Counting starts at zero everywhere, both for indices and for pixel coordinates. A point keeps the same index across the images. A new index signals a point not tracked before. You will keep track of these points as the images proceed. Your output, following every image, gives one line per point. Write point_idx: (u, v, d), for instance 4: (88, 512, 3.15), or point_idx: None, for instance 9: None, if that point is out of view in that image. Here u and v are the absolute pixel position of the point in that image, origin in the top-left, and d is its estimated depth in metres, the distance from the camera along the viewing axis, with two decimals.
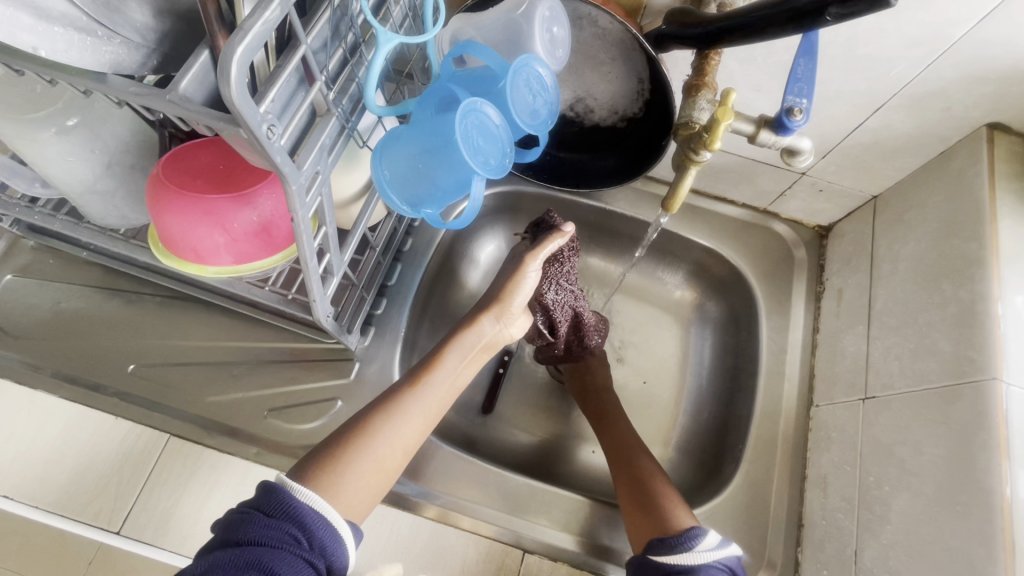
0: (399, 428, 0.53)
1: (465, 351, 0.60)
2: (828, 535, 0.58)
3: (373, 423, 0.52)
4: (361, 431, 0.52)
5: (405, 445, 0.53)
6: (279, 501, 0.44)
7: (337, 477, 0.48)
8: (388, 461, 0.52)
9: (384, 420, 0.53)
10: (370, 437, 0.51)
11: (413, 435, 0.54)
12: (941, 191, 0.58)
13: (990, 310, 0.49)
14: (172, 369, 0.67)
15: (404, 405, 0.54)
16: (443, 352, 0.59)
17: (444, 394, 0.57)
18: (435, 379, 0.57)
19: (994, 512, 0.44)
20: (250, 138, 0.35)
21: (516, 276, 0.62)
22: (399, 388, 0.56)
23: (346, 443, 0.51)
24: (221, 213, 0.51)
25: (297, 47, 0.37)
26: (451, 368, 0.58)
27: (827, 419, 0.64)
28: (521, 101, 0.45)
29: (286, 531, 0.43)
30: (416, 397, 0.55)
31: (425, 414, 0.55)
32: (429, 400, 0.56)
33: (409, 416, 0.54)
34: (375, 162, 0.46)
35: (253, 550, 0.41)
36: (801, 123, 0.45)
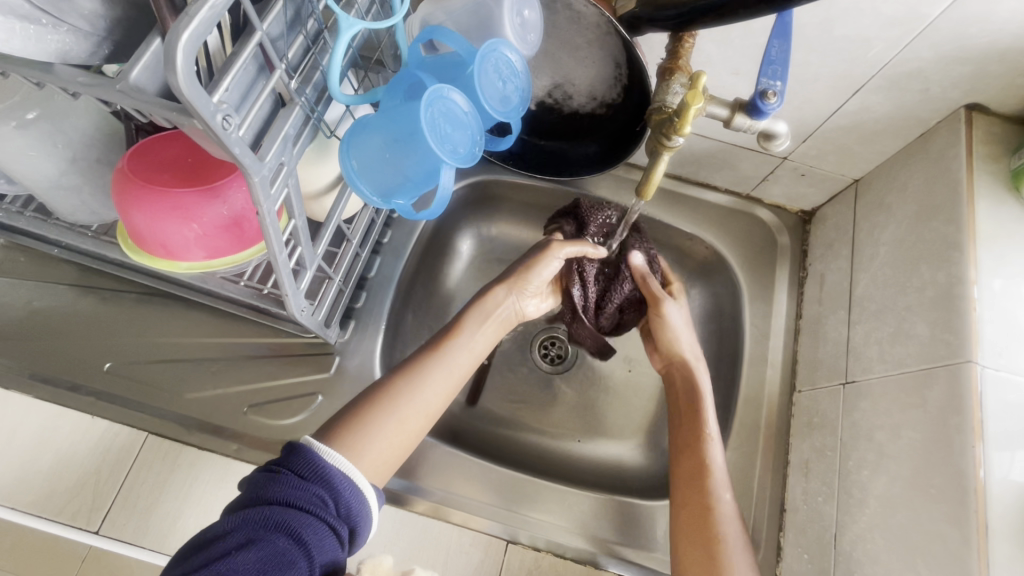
0: (425, 394, 0.56)
1: (484, 318, 0.64)
2: (809, 519, 0.58)
3: (398, 384, 0.55)
4: (388, 390, 0.55)
5: (430, 410, 0.56)
6: (309, 462, 0.45)
7: (363, 433, 0.51)
8: (413, 423, 0.54)
9: (409, 383, 0.56)
10: (398, 398, 0.54)
11: (438, 401, 0.56)
12: (920, 173, 0.57)
13: (968, 294, 0.49)
14: (149, 366, 0.66)
15: (427, 368, 0.57)
16: (462, 321, 0.63)
17: (466, 360, 0.60)
18: (458, 344, 0.61)
19: (968, 494, 0.44)
20: (205, 128, 0.34)
21: (540, 258, 0.66)
22: (422, 354, 0.59)
23: (374, 401, 0.54)
24: (189, 208, 0.50)
25: (253, 33, 0.36)
26: (471, 335, 0.62)
27: (809, 404, 0.64)
28: (490, 87, 0.44)
29: (314, 493, 0.43)
30: (441, 362, 0.59)
31: (451, 378, 0.58)
32: (453, 364, 0.59)
33: (434, 379, 0.57)
34: (343, 152, 0.45)
35: (280, 511, 0.41)
36: (775, 107, 0.44)
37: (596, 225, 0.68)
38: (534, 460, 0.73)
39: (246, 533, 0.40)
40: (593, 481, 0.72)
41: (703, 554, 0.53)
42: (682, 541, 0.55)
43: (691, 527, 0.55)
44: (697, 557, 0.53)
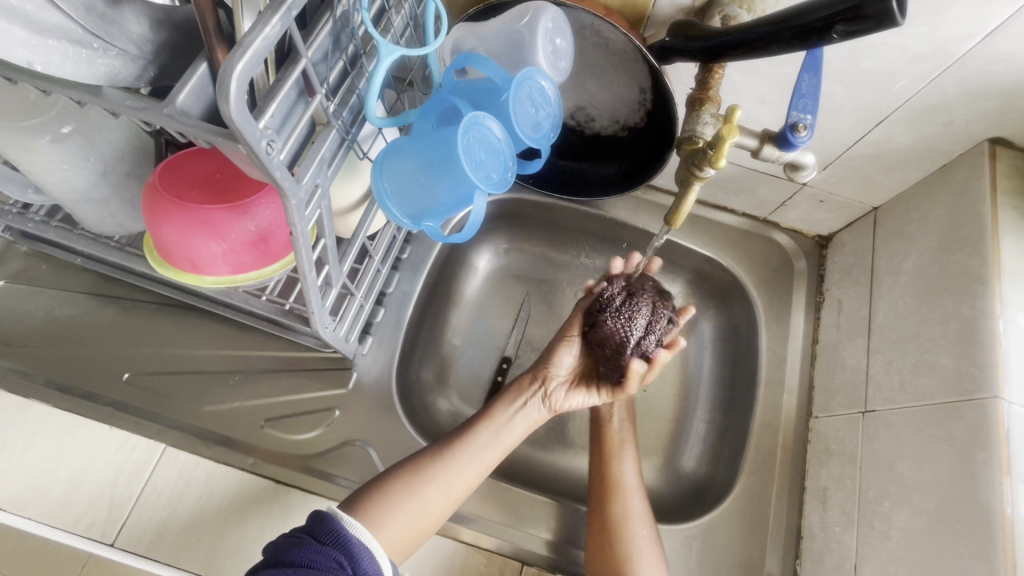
0: (451, 478, 0.57)
1: (514, 405, 0.64)
2: (827, 548, 0.58)
3: (427, 464, 0.58)
4: (416, 473, 0.57)
5: (454, 496, 0.57)
6: (329, 529, 0.48)
7: (386, 510, 0.53)
8: (436, 507, 0.56)
9: (437, 469, 0.57)
10: (426, 481, 0.56)
11: (462, 489, 0.57)
12: (942, 205, 0.58)
13: (992, 327, 0.49)
14: (167, 377, 0.66)
15: (455, 454, 0.59)
16: (493, 406, 0.64)
17: (492, 452, 0.61)
18: (489, 429, 0.62)
19: (996, 531, 0.44)
20: (249, 154, 0.34)
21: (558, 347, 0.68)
22: (453, 440, 0.61)
23: (401, 479, 0.56)
24: (219, 224, 0.51)
25: (297, 61, 0.36)
26: (501, 422, 0.63)
27: (826, 431, 0.64)
28: (523, 114, 0.45)
29: (332, 556, 0.46)
30: (468, 446, 0.60)
31: (474, 467, 0.59)
32: (478, 453, 0.60)
33: (459, 465, 0.58)
34: (375, 174, 0.46)
35: (302, 571, 0.44)
36: (806, 139, 0.44)
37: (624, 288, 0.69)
38: (548, 481, 0.73)
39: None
40: None
41: (606, 539, 0.59)
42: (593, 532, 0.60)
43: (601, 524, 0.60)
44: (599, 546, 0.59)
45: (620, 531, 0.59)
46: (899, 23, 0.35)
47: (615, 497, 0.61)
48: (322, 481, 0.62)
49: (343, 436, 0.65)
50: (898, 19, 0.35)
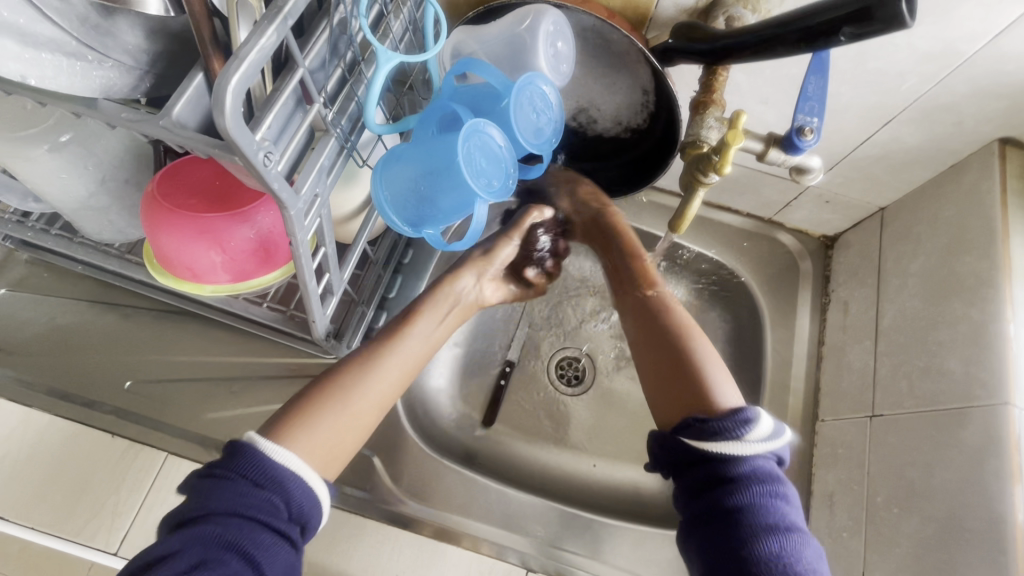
0: (377, 379, 0.51)
1: (443, 309, 0.60)
2: (834, 554, 0.57)
3: (348, 371, 0.50)
4: (337, 381, 0.49)
5: (384, 401, 0.51)
6: (255, 464, 0.40)
7: (307, 419, 0.46)
8: (365, 416, 0.49)
9: (358, 370, 0.51)
10: (348, 388, 0.49)
11: (392, 390, 0.52)
12: (951, 206, 0.57)
13: (1002, 331, 0.48)
14: (169, 385, 0.66)
15: (380, 357, 0.53)
16: (419, 310, 0.58)
17: (421, 348, 0.56)
18: (413, 333, 0.56)
19: (1007, 540, 0.43)
20: (246, 165, 0.34)
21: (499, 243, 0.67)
22: (378, 342, 0.54)
23: (320, 391, 0.48)
24: (218, 232, 0.50)
25: (294, 70, 0.36)
26: (428, 328, 0.57)
27: (832, 435, 0.63)
28: (524, 120, 0.44)
29: (264, 500, 0.39)
30: (395, 349, 0.54)
31: (403, 367, 0.54)
32: (407, 352, 0.55)
33: (386, 368, 0.52)
34: (374, 182, 0.45)
35: (229, 526, 0.38)
36: (812, 143, 0.44)
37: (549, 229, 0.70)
38: (552, 485, 0.73)
39: (196, 553, 0.37)
40: (610, 508, 0.71)
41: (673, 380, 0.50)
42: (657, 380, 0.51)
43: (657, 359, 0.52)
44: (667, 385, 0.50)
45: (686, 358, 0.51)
46: (908, 25, 0.35)
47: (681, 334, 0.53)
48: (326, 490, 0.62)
49: None
50: (905, 22, 0.35)
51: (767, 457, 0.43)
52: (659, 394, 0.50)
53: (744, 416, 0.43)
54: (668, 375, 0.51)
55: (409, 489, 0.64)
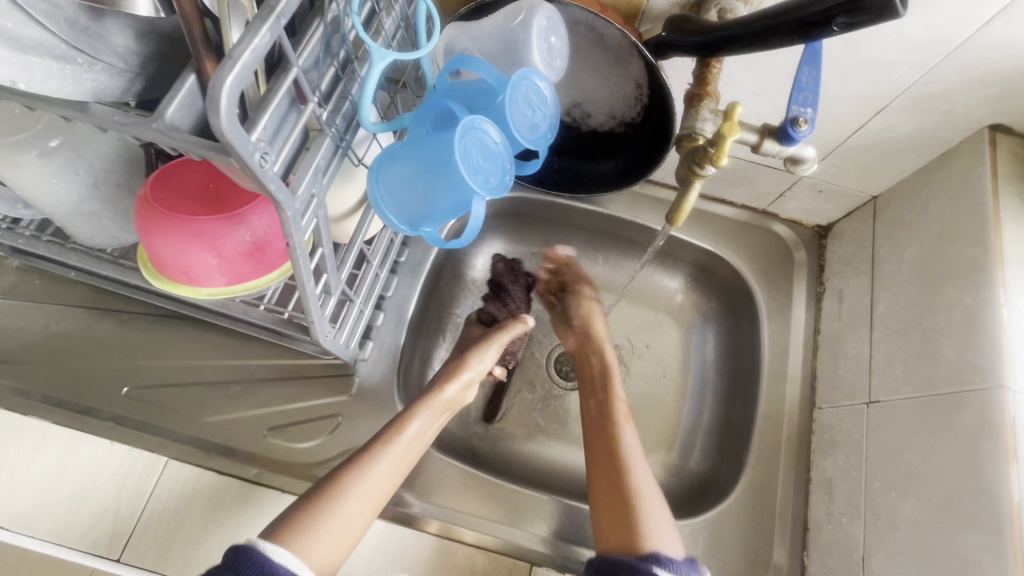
0: (370, 486, 0.54)
1: (434, 412, 0.62)
2: (834, 539, 0.58)
3: (344, 476, 0.54)
4: (333, 488, 0.53)
5: (376, 504, 0.54)
6: (251, 562, 0.46)
7: (304, 532, 0.50)
8: (358, 519, 0.53)
9: (352, 476, 0.54)
10: (339, 497, 0.52)
11: (384, 493, 0.55)
12: (943, 193, 0.57)
13: (996, 316, 0.49)
14: (167, 389, 0.66)
15: (374, 463, 0.55)
16: (414, 410, 0.61)
17: (413, 452, 0.59)
18: (405, 437, 0.58)
19: (1004, 521, 0.43)
20: (242, 167, 0.34)
21: (478, 347, 0.68)
22: (372, 443, 0.57)
23: (320, 497, 0.52)
24: (214, 235, 0.50)
25: (288, 70, 0.36)
26: (418, 429, 0.60)
27: (830, 422, 0.64)
28: (520, 115, 0.44)
29: None
30: (389, 452, 0.57)
31: (394, 471, 0.56)
32: (399, 458, 0.57)
33: (379, 473, 0.55)
34: (371, 181, 0.45)
35: None
36: (807, 134, 0.44)
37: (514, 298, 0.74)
38: (554, 480, 0.73)
39: None
40: None
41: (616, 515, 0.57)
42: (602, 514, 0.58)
43: (602, 470, 0.61)
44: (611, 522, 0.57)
45: (624, 483, 0.59)
46: (899, 14, 0.35)
47: (617, 453, 0.62)
48: None
49: (347, 443, 0.65)
50: (898, 11, 0.35)
51: None
52: (600, 505, 0.59)
53: (665, 561, 0.52)
54: (608, 496, 0.59)
55: (411, 487, 0.64)
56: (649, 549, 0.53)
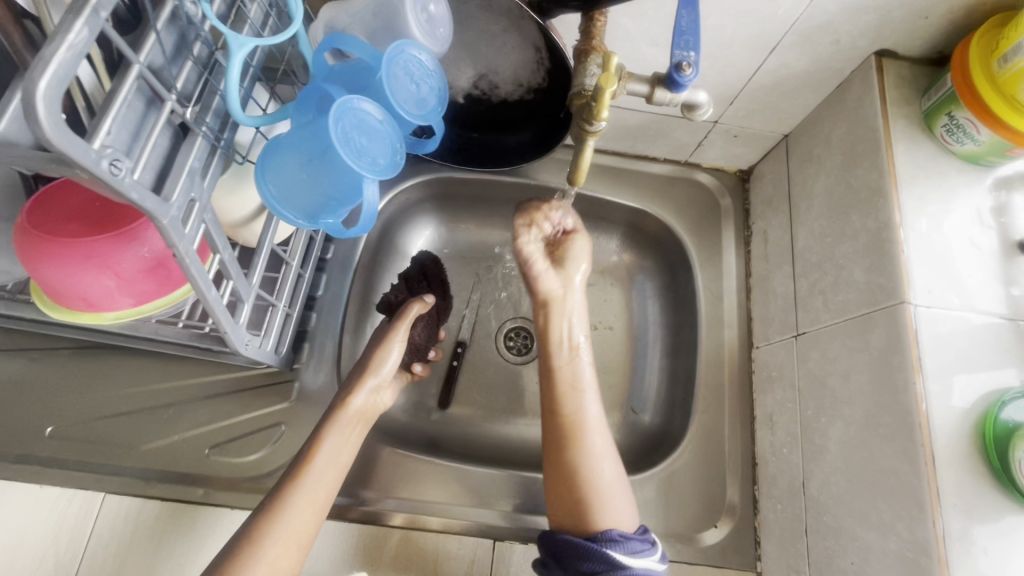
0: (290, 524, 0.52)
1: (344, 429, 0.59)
2: (779, 470, 0.61)
3: (259, 522, 0.52)
4: (249, 537, 0.51)
5: (301, 538, 0.53)
6: None
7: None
8: (284, 559, 0.51)
9: (267, 521, 0.52)
10: (256, 546, 0.51)
11: (306, 526, 0.53)
12: (842, 123, 0.59)
13: (895, 237, 0.49)
14: (96, 423, 0.63)
15: (288, 501, 0.53)
16: (320, 436, 0.58)
17: (330, 478, 0.56)
18: (315, 466, 0.56)
19: (914, 430, 0.44)
20: (92, 179, 0.31)
21: (382, 347, 0.64)
22: (284, 480, 0.55)
23: (239, 550, 0.51)
24: (104, 256, 0.47)
25: (130, 69, 0.33)
26: (329, 451, 0.57)
27: (766, 359, 0.66)
28: (402, 91, 0.42)
29: None
30: (301, 487, 0.54)
31: (313, 503, 0.54)
32: (313, 490, 0.55)
33: (295, 508, 0.53)
34: (258, 177, 0.42)
35: None
36: (692, 77, 0.43)
37: (422, 286, 0.69)
38: (514, 454, 0.74)
39: None
40: None
41: (574, 495, 0.57)
42: (555, 492, 0.58)
43: (558, 451, 0.59)
44: (561, 502, 0.57)
45: (580, 468, 0.58)
46: None
47: (578, 441, 0.59)
48: None
49: (291, 451, 0.63)
50: None
51: (637, 542, 0.54)
52: (553, 486, 0.59)
53: (618, 543, 0.53)
54: (562, 481, 0.58)
55: (363, 483, 0.63)
56: (601, 530, 0.55)
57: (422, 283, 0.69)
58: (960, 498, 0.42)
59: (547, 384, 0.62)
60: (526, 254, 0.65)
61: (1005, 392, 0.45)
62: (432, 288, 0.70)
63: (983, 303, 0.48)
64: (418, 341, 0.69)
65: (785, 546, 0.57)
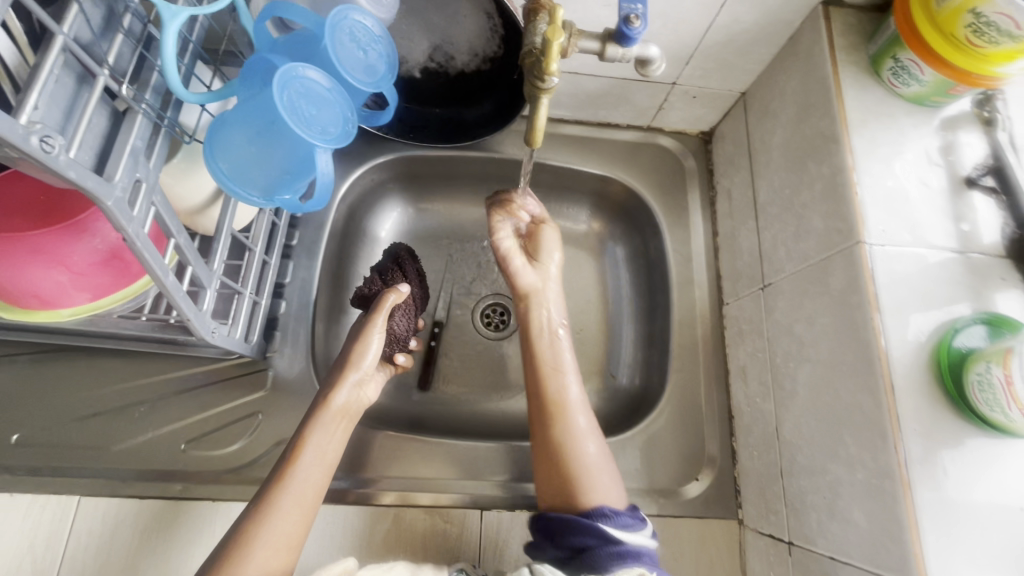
0: (278, 526, 0.50)
1: (328, 426, 0.57)
2: (754, 419, 0.62)
3: (246, 527, 0.50)
4: (235, 544, 0.48)
5: (291, 541, 0.51)
6: None
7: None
8: (275, 562, 0.49)
9: (252, 525, 0.50)
10: (244, 555, 0.48)
11: (296, 527, 0.51)
12: (794, 75, 0.59)
13: (849, 181, 0.51)
14: (64, 428, 0.61)
15: (275, 503, 0.51)
16: (305, 434, 0.56)
17: (317, 477, 0.55)
18: (301, 466, 0.54)
19: (875, 363, 0.46)
20: (25, 156, 0.30)
21: (361, 339, 0.62)
22: (269, 483, 0.53)
23: (225, 557, 0.48)
24: (53, 249, 0.45)
25: (54, 40, 0.31)
26: (315, 448, 0.55)
27: (736, 314, 0.68)
28: (349, 57, 0.41)
29: None
30: (288, 487, 0.52)
31: (301, 502, 0.52)
32: (300, 490, 0.53)
33: (283, 510, 0.51)
34: (206, 156, 0.41)
35: None
36: (641, 30, 0.43)
37: (396, 274, 0.68)
38: (497, 427, 0.74)
39: None
40: None
41: (560, 479, 0.56)
42: (543, 476, 0.57)
43: (545, 441, 0.58)
44: (553, 486, 0.56)
45: (567, 452, 0.57)
46: None
47: (558, 421, 0.59)
48: (257, 487, 0.60)
49: (270, 439, 0.63)
50: None
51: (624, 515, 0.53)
52: (542, 472, 0.58)
53: (608, 517, 0.52)
54: (548, 463, 0.58)
55: (348, 466, 0.63)
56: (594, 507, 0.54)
57: (394, 274, 0.68)
58: (920, 424, 0.44)
59: (535, 375, 0.62)
60: (503, 250, 0.69)
61: (958, 320, 0.47)
62: (408, 276, 0.69)
63: (935, 238, 0.49)
64: (395, 334, 0.66)
65: (763, 491, 0.59)
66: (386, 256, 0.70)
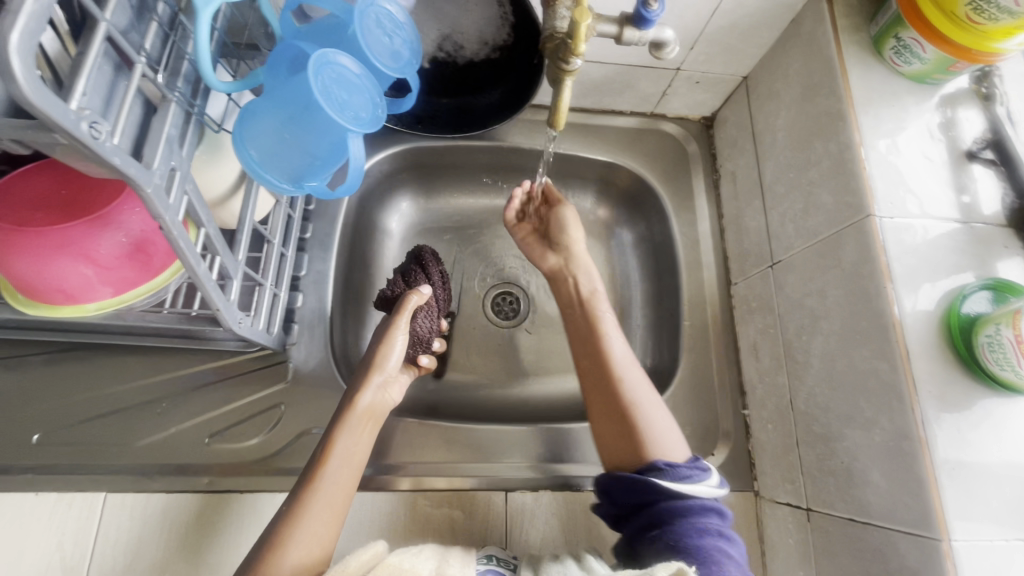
0: (310, 526, 0.50)
1: (355, 428, 0.58)
2: (767, 393, 0.64)
3: (279, 531, 0.50)
4: (270, 549, 0.49)
5: (323, 542, 0.51)
6: None
7: None
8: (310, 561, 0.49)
9: (285, 528, 0.50)
10: (279, 554, 0.48)
11: (328, 529, 0.51)
12: (797, 57, 0.61)
13: (857, 156, 0.52)
14: (86, 426, 0.61)
15: (306, 505, 0.51)
16: (332, 437, 0.56)
17: (346, 477, 0.55)
18: (331, 468, 0.54)
19: (889, 330, 0.48)
20: (72, 142, 0.30)
21: (385, 340, 0.63)
22: (300, 488, 0.53)
23: (260, 559, 0.48)
24: (80, 243, 0.45)
25: (97, 26, 0.32)
26: (343, 450, 0.56)
27: (745, 293, 0.70)
28: (377, 43, 0.43)
29: None
30: (318, 491, 0.53)
31: (333, 505, 0.53)
32: (331, 492, 0.53)
33: (315, 513, 0.51)
34: (235, 145, 0.41)
35: None
36: (659, 12, 0.45)
37: (418, 275, 0.69)
38: (513, 413, 0.75)
39: None
40: (563, 413, 0.75)
41: (619, 427, 0.57)
42: (601, 436, 0.58)
43: (603, 401, 0.59)
44: (612, 443, 0.56)
45: (619, 397, 0.58)
46: None
47: (613, 374, 0.60)
48: (283, 477, 0.60)
49: (293, 430, 0.63)
50: None
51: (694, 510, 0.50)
52: (601, 430, 0.58)
53: (667, 467, 0.52)
54: (601, 407, 0.59)
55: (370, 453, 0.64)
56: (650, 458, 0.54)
57: (416, 275, 0.69)
58: (934, 387, 0.46)
59: (588, 336, 0.64)
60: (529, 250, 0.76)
61: (965, 287, 0.49)
62: (431, 278, 0.69)
63: (939, 210, 0.51)
64: (422, 335, 0.67)
65: (779, 462, 0.61)
66: (408, 258, 0.72)
